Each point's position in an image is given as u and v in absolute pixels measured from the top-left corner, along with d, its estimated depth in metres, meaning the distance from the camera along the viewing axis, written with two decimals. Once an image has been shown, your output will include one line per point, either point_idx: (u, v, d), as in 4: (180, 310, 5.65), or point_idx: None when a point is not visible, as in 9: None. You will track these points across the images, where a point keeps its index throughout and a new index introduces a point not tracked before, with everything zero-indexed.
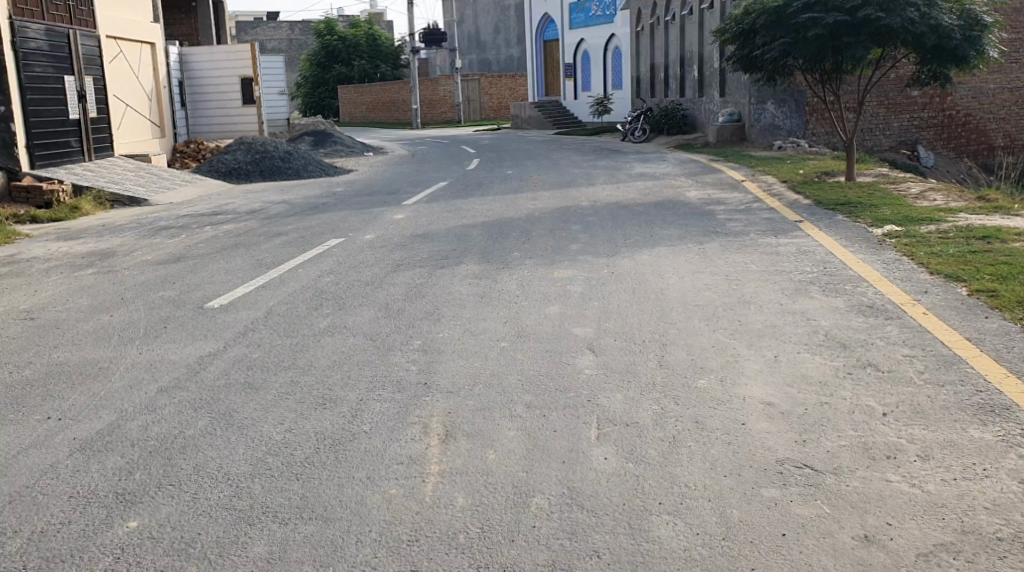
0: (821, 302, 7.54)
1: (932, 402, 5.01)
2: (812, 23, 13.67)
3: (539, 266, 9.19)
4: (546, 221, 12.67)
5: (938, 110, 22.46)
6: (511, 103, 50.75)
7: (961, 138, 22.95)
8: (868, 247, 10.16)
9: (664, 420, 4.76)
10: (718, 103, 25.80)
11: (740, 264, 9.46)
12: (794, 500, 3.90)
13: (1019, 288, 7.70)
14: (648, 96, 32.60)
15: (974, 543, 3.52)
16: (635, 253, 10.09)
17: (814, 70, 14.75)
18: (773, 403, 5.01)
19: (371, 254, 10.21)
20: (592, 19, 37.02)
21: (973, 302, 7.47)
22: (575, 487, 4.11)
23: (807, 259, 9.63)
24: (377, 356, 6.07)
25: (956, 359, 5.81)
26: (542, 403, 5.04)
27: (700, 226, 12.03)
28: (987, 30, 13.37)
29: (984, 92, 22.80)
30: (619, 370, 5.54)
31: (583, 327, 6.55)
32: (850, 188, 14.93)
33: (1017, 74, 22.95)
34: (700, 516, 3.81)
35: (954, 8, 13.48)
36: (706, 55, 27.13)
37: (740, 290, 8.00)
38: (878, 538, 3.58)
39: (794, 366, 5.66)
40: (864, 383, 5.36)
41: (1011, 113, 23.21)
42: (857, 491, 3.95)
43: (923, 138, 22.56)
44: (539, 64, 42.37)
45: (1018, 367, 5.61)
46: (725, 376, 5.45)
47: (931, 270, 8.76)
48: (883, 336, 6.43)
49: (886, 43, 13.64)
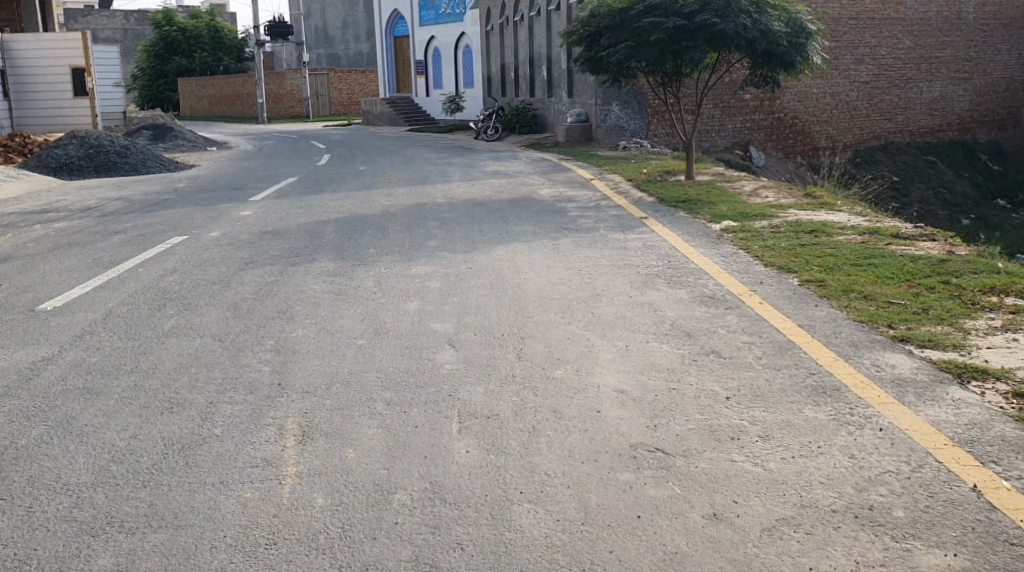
0: (667, 294, 7.87)
1: (770, 385, 5.34)
2: (653, 27, 14.17)
3: (394, 263, 9.18)
4: (399, 218, 12.64)
5: (768, 112, 23.59)
6: (361, 99, 50.22)
7: (788, 140, 24.21)
8: (709, 241, 10.65)
9: (522, 412, 4.87)
10: (567, 103, 26.33)
11: (592, 258, 9.73)
12: (647, 483, 4.08)
13: (844, 278, 8.25)
14: (500, 94, 32.97)
15: (812, 516, 3.78)
16: (490, 249, 10.22)
17: (654, 73, 15.28)
18: (626, 391, 5.21)
19: (217, 252, 9.94)
20: (441, 17, 37.10)
21: (804, 291, 7.97)
22: (436, 481, 4.16)
23: (653, 254, 10.00)
24: (228, 357, 5.95)
25: (790, 344, 6.20)
26: (401, 400, 5.07)
27: (552, 223, 12.29)
28: (811, 37, 14.41)
29: (809, 96, 24.26)
30: (477, 365, 5.62)
31: (440, 323, 6.61)
32: (693, 186, 15.56)
33: (837, 80, 24.51)
34: (560, 503, 3.94)
35: (782, 16, 14.40)
36: (554, 55, 27.65)
37: (591, 285, 8.23)
38: (726, 516, 3.80)
39: (645, 355, 5.89)
40: (709, 369, 5.64)
41: (833, 116, 24.73)
42: (705, 471, 4.17)
43: (755, 139, 23.59)
44: (389, 60, 42.11)
45: (844, 351, 6.04)
46: (580, 366, 5.62)
47: (767, 262, 9.26)
48: (724, 324, 6.78)
49: (720, 47, 14.27)
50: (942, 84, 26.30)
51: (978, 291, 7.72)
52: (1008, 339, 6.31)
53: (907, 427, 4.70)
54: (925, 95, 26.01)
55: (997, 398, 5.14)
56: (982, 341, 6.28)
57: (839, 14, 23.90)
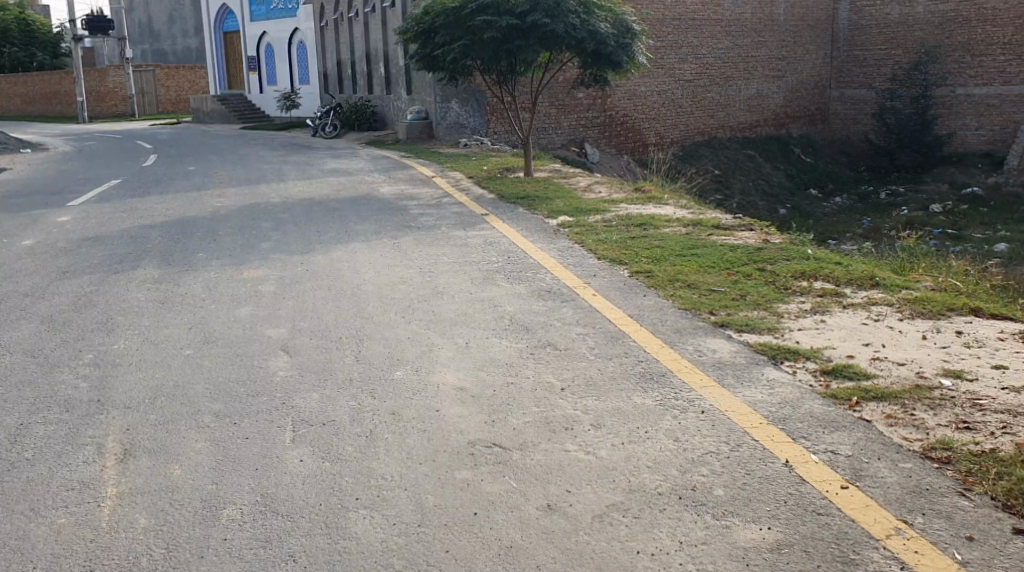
0: (506, 289, 7.98)
1: (602, 375, 5.50)
2: (487, 26, 14.29)
3: (226, 266, 8.92)
4: (233, 219, 12.28)
5: (601, 111, 24.14)
6: (191, 96, 48.38)
7: (620, 137, 24.87)
8: (545, 236, 10.86)
9: (358, 416, 4.84)
10: (405, 101, 26.23)
11: (431, 256, 9.75)
12: (484, 479, 4.14)
13: (673, 269, 8.59)
14: (337, 91, 32.49)
15: (640, 500, 3.93)
16: (328, 250, 10.08)
17: (490, 71, 15.39)
18: (464, 387, 5.25)
19: (33, 260, 9.37)
20: (273, 12, 36.21)
21: (635, 281, 8.25)
22: (269, 493, 4.08)
23: (492, 250, 10.11)
24: (42, 374, 5.63)
25: (621, 334, 6.41)
26: (232, 411, 4.94)
27: (391, 221, 12.24)
28: (636, 38, 14.85)
29: (638, 94, 24.99)
30: (313, 370, 5.54)
31: (274, 328, 6.47)
32: (531, 182, 15.81)
33: (663, 79, 25.39)
34: (396, 506, 3.94)
35: (609, 16, 14.76)
36: (391, 52, 27.50)
37: (430, 282, 8.25)
38: (559, 506, 3.90)
39: (482, 351, 5.97)
40: (544, 362, 5.77)
41: (661, 114, 25.59)
42: (540, 463, 4.27)
43: (589, 136, 24.09)
44: (220, 56, 40.72)
45: (671, 338, 6.29)
46: (418, 365, 5.63)
47: (600, 254, 9.53)
48: (560, 317, 6.94)
49: (552, 47, 14.56)
50: (758, 83, 27.76)
51: (791, 276, 8.21)
52: (817, 320, 6.75)
53: (727, 408, 4.96)
54: (744, 92, 27.39)
55: (807, 376, 5.50)
56: (794, 323, 6.69)
57: (663, 15, 24.74)
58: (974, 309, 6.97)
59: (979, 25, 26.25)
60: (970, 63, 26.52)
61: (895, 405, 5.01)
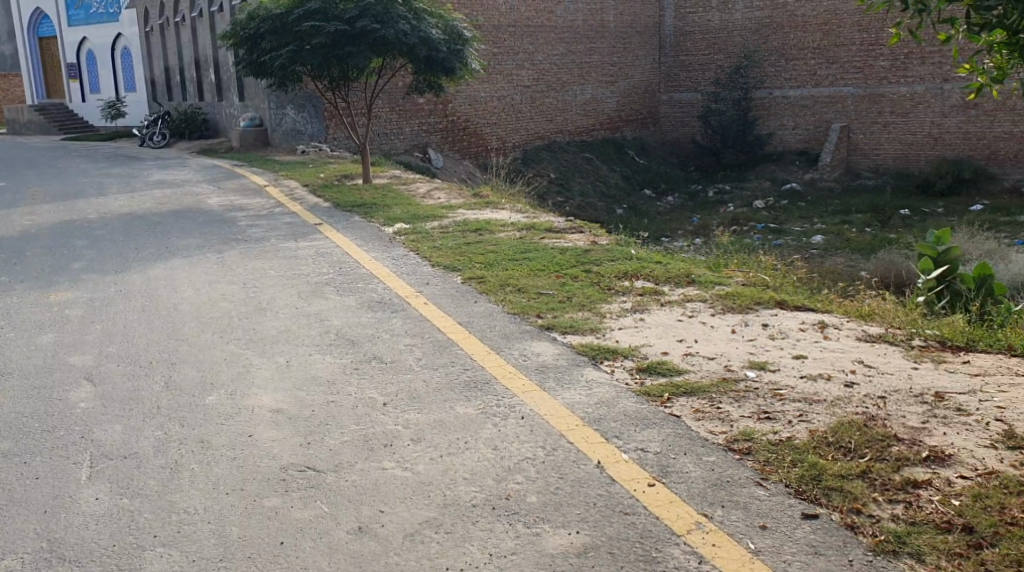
0: (335, 302, 7.85)
1: (426, 387, 5.48)
2: (315, 31, 14.04)
3: (35, 290, 8.39)
4: (45, 238, 11.58)
5: (442, 116, 23.56)
6: (6, 106, 45.40)
7: (463, 142, 24.37)
8: (378, 245, 10.75)
9: (165, 446, 4.64)
10: (237, 108, 25.47)
11: (258, 270, 9.48)
12: (294, 505, 4.05)
13: (503, 274, 8.66)
14: (165, 99, 31.22)
15: (453, 514, 3.96)
16: (149, 268, 9.66)
17: (321, 77, 15.08)
18: (281, 409, 5.13)
19: None
20: (93, 16, 34.44)
21: (465, 288, 8.27)
22: (58, 538, 3.87)
23: (322, 262, 9.92)
24: None
25: (448, 343, 6.41)
26: (25, 449, 4.65)
27: (219, 234, 11.84)
28: (467, 43, 15.08)
29: (477, 99, 24.56)
30: (118, 399, 5.28)
31: (80, 355, 6.14)
32: (366, 190, 15.61)
33: (502, 84, 25.16)
34: (197, 542, 3.81)
35: (440, 22, 14.84)
36: (220, 59, 26.67)
37: (256, 298, 8.01)
38: (370, 528, 3.87)
39: (303, 369, 5.83)
40: (367, 376, 5.70)
41: (500, 119, 25.34)
42: (354, 484, 4.22)
43: (432, 141, 23.42)
44: (36, 63, 38.08)
45: (497, 344, 6.33)
46: (234, 389, 5.45)
47: (431, 262, 9.51)
48: (387, 329, 6.87)
49: (384, 53, 14.48)
50: (592, 88, 28.18)
51: (616, 277, 8.43)
52: (637, 319, 6.96)
53: (545, 412, 5.05)
54: (579, 97, 27.72)
55: (624, 375, 5.66)
56: (616, 323, 6.87)
57: (499, 21, 24.58)
58: (781, 302, 7.35)
59: (791, 31, 27.63)
60: (784, 66, 27.95)
61: (703, 400, 5.23)
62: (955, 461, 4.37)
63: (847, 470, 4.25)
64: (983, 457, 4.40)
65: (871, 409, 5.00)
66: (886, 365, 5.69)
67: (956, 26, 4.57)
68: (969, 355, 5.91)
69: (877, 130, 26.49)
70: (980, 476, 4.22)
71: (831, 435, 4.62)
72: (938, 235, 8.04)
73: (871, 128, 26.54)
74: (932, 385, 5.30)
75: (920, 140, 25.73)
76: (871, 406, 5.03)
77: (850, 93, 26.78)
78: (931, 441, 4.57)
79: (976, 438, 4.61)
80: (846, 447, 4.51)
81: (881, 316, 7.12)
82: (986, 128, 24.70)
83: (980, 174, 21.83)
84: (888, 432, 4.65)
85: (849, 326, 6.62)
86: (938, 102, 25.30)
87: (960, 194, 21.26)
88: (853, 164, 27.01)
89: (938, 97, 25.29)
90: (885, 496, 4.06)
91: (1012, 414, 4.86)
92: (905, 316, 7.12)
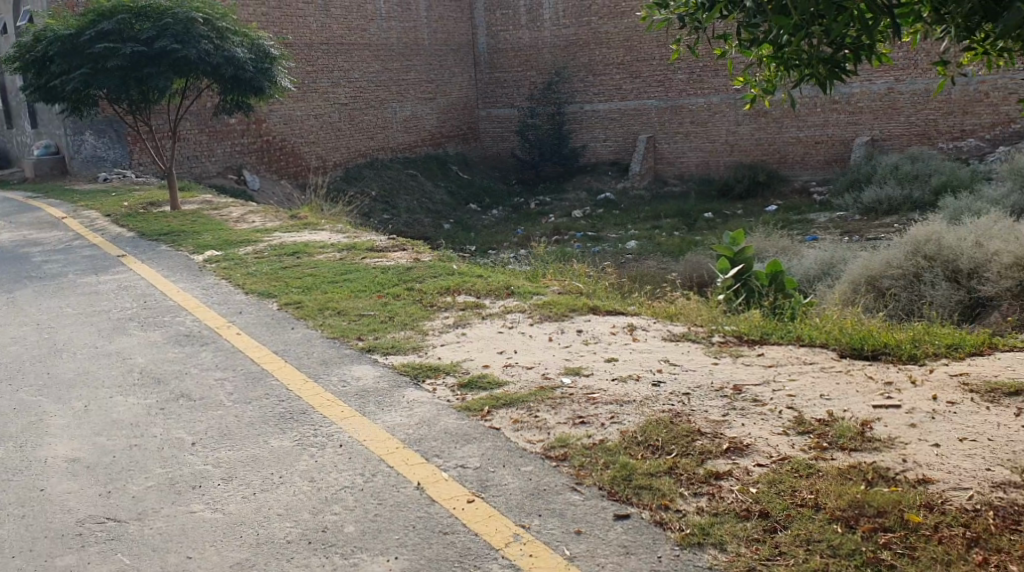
0: (140, 338, 7.48)
1: (238, 421, 5.31)
2: (109, 53, 13.31)
3: None
4: None
5: (256, 136, 21.99)
6: None
7: (280, 162, 22.88)
8: (188, 274, 10.34)
9: None
10: (29, 135, 23.87)
11: (55, 309, 8.92)
12: (93, 561, 3.89)
13: (320, 297, 8.51)
14: None
15: (265, 553, 3.91)
16: None
17: (119, 101, 14.31)
18: (79, 458, 4.86)
19: None
20: None
21: (280, 314, 8.06)
22: None
23: (127, 295, 9.44)
24: None
25: (263, 373, 6.22)
26: None
27: (12, 272, 11.08)
28: (275, 62, 14.64)
29: (293, 119, 23.01)
30: None
31: None
32: (174, 217, 14.93)
33: (318, 103, 23.69)
34: None
35: (245, 40, 14.35)
36: (6, 83, 24.96)
37: (50, 341, 7.48)
38: None
39: (102, 414, 5.52)
40: (174, 415, 5.46)
41: (320, 137, 23.81)
42: (159, 532, 4.09)
43: (246, 163, 21.96)
44: None
45: (315, 371, 6.20)
46: (26, 441, 5.11)
47: (245, 289, 9.23)
48: (198, 363, 6.60)
49: (186, 74, 13.91)
50: (412, 105, 27.00)
51: (436, 293, 8.43)
52: (457, 334, 6.99)
53: (365, 438, 4.99)
54: (399, 115, 26.39)
55: (444, 392, 5.66)
56: (437, 340, 6.87)
57: (310, 40, 23.25)
58: (594, 307, 7.58)
59: (596, 47, 26.78)
60: (592, 82, 27.07)
61: (521, 410, 5.31)
62: (753, 450, 4.63)
63: (656, 468, 4.46)
64: (777, 444, 4.69)
65: (678, 405, 5.23)
66: (691, 362, 5.96)
67: (730, 42, 4.86)
68: (764, 347, 6.27)
69: (680, 140, 25.80)
70: (774, 461, 4.50)
71: (641, 434, 4.82)
72: (733, 237, 8.52)
73: (674, 138, 25.84)
74: (731, 378, 5.60)
75: (720, 147, 25.10)
76: (677, 403, 5.27)
77: (653, 105, 26.08)
78: (731, 432, 4.83)
79: (771, 425, 4.91)
80: (655, 445, 4.71)
81: (684, 315, 7.43)
82: (775, 133, 24.16)
83: (774, 176, 22.96)
84: (693, 427, 4.89)
85: (657, 328, 6.90)
86: (732, 112, 24.70)
87: (756, 197, 22.33)
88: (660, 173, 26.36)
89: (733, 107, 24.67)
90: (690, 490, 4.28)
91: (801, 400, 5.20)
92: (706, 313, 7.45)
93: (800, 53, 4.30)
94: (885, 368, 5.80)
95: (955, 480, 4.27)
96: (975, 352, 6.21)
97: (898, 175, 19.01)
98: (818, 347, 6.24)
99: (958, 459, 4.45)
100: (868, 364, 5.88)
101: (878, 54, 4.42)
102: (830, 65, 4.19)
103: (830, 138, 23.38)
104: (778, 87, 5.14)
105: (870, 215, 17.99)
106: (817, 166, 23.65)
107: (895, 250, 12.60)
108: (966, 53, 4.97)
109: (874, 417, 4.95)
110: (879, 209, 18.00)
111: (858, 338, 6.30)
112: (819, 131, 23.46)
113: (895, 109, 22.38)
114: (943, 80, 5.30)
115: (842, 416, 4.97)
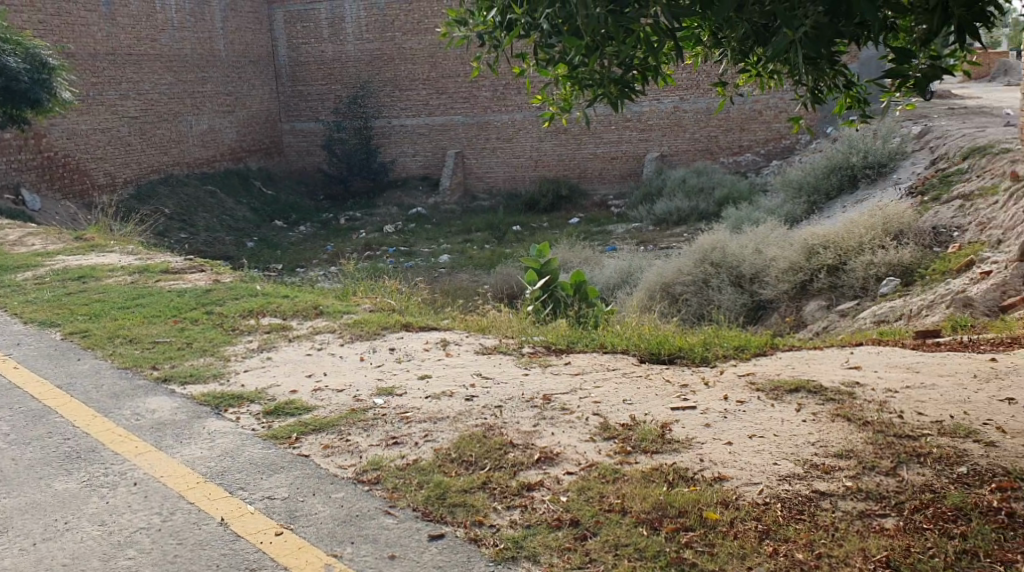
0: None
1: (17, 465, 4.91)
2: None
3: None
4: None
5: (36, 151, 18.64)
6: None
7: (64, 179, 19.47)
8: None
9: None
10: None
11: None
12: None
13: (110, 324, 8.01)
14: None
15: None
16: None
17: None
18: None
19: None
20: None
21: (66, 345, 7.51)
22: None
23: None
24: None
25: (45, 411, 5.76)
26: None
27: None
28: (53, 73, 13.66)
29: (77, 133, 19.78)
30: None
31: None
32: None
33: (106, 116, 20.55)
34: None
35: (17, 49, 13.30)
36: None
37: None
38: None
39: None
40: None
41: (109, 152, 20.62)
42: None
43: (26, 180, 18.46)
44: None
45: (105, 406, 5.81)
46: None
47: (24, 318, 8.56)
48: None
49: None
50: (209, 117, 24.01)
51: (239, 316, 8.11)
52: (262, 359, 6.74)
53: (161, 474, 4.72)
54: (195, 129, 23.42)
55: (249, 421, 5.44)
56: (240, 365, 6.60)
57: (93, 48, 20.14)
58: (405, 324, 7.52)
59: (401, 63, 25.10)
60: (399, 98, 25.30)
61: (332, 434, 5.18)
62: (563, 458, 4.72)
63: (469, 483, 4.48)
64: (585, 450, 4.80)
65: (490, 418, 5.27)
66: (502, 375, 6.01)
67: (528, 61, 4.95)
68: (570, 356, 6.42)
69: (487, 155, 24.91)
70: (583, 468, 4.60)
71: (454, 451, 4.83)
72: (539, 249, 8.61)
73: (480, 154, 24.91)
74: (541, 389, 5.69)
75: (524, 162, 24.56)
76: (489, 417, 5.30)
77: (460, 121, 24.91)
78: (542, 442, 4.91)
79: (579, 432, 5.01)
80: (468, 461, 4.72)
81: (494, 327, 7.50)
82: (574, 149, 24.06)
83: (574, 190, 23.29)
84: (505, 439, 4.94)
85: (468, 342, 6.92)
86: (533, 129, 24.26)
87: (560, 210, 22.70)
88: (471, 188, 25.23)
89: (534, 124, 24.22)
90: (503, 503, 4.31)
91: (607, 406, 5.36)
92: (516, 325, 7.54)
93: (593, 74, 4.45)
94: (681, 370, 6.07)
95: (746, 476, 4.50)
96: (759, 352, 6.60)
97: (685, 189, 20.07)
98: (620, 354, 6.46)
99: (749, 455, 4.70)
100: (667, 368, 6.13)
101: (663, 75, 4.65)
102: (621, 85, 4.36)
103: (625, 153, 23.66)
104: (574, 105, 5.29)
105: (663, 225, 18.88)
106: (615, 180, 23.84)
107: (685, 258, 13.15)
108: (742, 76, 5.28)
109: (673, 419, 5.16)
110: (671, 219, 18.94)
111: (656, 342, 6.56)
112: (614, 147, 23.69)
113: (681, 126, 23.19)
114: (724, 100, 5.60)
115: (643, 419, 5.15)
